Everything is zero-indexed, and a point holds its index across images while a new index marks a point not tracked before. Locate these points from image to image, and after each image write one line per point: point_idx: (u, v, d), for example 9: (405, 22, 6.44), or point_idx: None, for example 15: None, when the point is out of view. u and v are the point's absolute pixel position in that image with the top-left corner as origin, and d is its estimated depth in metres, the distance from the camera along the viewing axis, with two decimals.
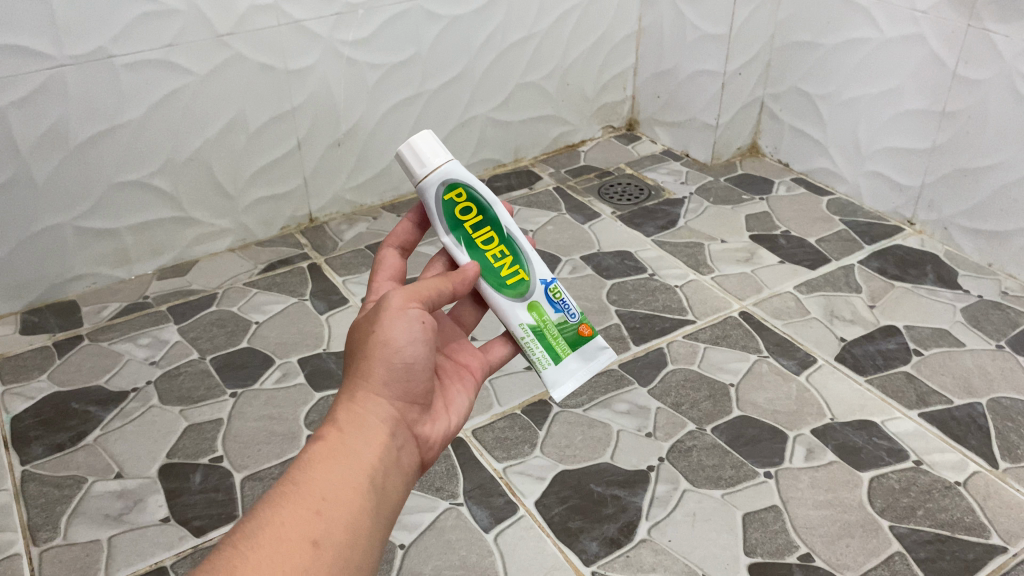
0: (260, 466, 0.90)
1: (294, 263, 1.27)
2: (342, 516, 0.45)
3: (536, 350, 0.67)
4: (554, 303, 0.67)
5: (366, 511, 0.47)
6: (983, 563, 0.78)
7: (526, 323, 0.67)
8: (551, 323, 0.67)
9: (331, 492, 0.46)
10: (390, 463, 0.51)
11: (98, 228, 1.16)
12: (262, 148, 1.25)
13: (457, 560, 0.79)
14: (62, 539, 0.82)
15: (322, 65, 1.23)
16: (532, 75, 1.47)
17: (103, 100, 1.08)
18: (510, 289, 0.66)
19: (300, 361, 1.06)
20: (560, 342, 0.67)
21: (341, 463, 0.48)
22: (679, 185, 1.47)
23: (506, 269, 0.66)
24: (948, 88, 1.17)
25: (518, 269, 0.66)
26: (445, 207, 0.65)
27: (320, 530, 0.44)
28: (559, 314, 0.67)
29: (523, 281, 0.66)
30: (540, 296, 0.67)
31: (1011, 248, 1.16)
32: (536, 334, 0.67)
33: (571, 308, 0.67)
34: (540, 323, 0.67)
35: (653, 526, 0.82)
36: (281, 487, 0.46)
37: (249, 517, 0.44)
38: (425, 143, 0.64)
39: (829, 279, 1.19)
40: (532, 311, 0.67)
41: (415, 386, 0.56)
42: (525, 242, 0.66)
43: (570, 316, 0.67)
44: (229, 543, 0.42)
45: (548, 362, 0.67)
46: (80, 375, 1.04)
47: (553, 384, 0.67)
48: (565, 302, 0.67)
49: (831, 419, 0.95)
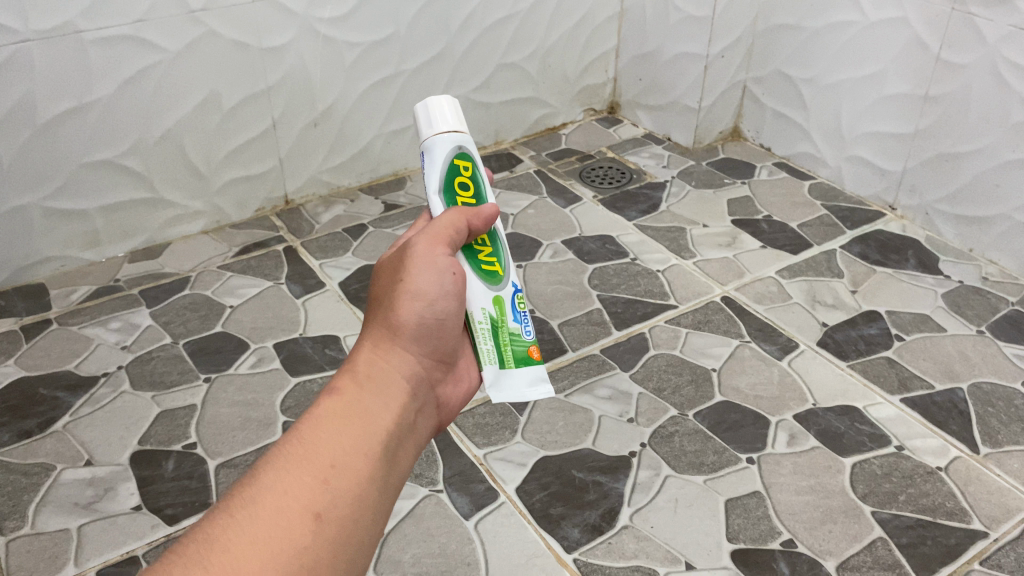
0: (234, 453, 0.88)
1: (269, 246, 1.24)
2: (351, 487, 0.43)
3: (485, 342, 0.58)
4: (516, 310, 0.60)
5: (376, 482, 0.44)
6: (964, 549, 0.78)
7: (485, 312, 0.58)
8: (507, 328, 0.59)
9: (347, 454, 0.44)
10: (407, 426, 0.49)
11: (67, 209, 1.13)
12: (237, 127, 1.22)
13: (437, 548, 0.78)
14: (29, 528, 0.80)
15: (298, 44, 1.20)
16: (513, 56, 1.45)
17: (70, 76, 1.04)
18: (483, 274, 0.59)
19: (277, 346, 1.04)
20: (509, 349, 0.59)
21: (359, 419, 0.46)
22: (660, 169, 1.46)
23: (482, 254, 0.59)
24: (931, 72, 1.17)
25: (494, 261, 0.60)
26: (448, 169, 0.61)
27: (325, 501, 0.42)
28: (517, 324, 0.60)
29: (496, 273, 0.60)
30: (507, 295, 0.60)
31: (992, 233, 1.16)
32: (491, 327, 0.59)
33: (528, 324, 0.60)
34: (499, 320, 0.59)
35: (636, 512, 0.81)
36: (288, 448, 0.43)
37: (250, 480, 0.42)
38: (443, 106, 0.62)
39: (811, 264, 1.18)
40: (496, 304, 0.59)
41: (440, 345, 0.54)
42: (500, 235, 0.61)
43: (524, 331, 0.60)
44: (225, 510, 0.40)
45: (490, 360, 0.58)
46: (48, 361, 1.01)
47: (490, 385, 0.58)
48: (525, 316, 0.60)
49: (814, 404, 0.94)
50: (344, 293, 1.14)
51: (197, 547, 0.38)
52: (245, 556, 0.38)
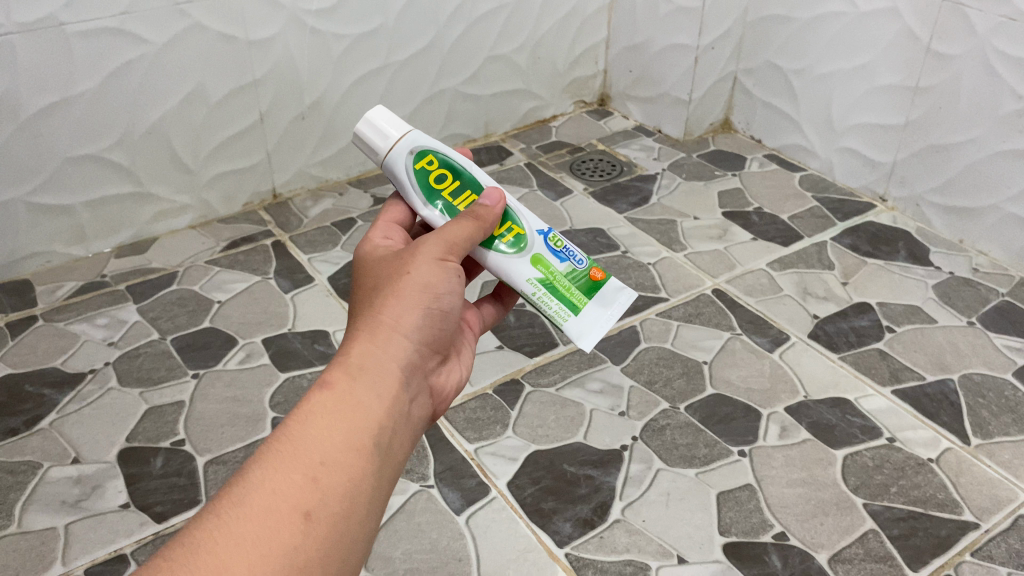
0: (223, 449, 0.88)
1: (257, 240, 1.23)
2: (342, 485, 0.42)
3: (552, 305, 0.61)
4: (557, 252, 0.62)
5: (369, 477, 0.44)
6: (955, 540, 0.78)
7: (533, 278, 0.61)
8: (561, 275, 0.61)
9: (339, 448, 0.44)
10: (403, 417, 0.49)
11: (52, 204, 1.12)
12: (224, 121, 1.21)
13: (427, 544, 0.77)
14: (16, 526, 0.79)
15: (285, 36, 1.19)
16: (502, 48, 1.44)
17: (54, 70, 1.03)
18: (509, 250, 0.61)
19: (265, 342, 1.03)
20: (574, 292, 0.62)
21: (355, 412, 0.46)
22: (651, 161, 1.46)
23: (498, 230, 0.61)
24: (921, 63, 1.16)
25: (511, 226, 0.62)
26: (418, 179, 0.61)
27: (315, 500, 0.41)
28: (565, 263, 0.62)
29: (519, 236, 0.62)
30: (541, 248, 0.62)
31: (982, 225, 1.16)
32: (547, 288, 0.61)
33: (576, 255, 0.62)
34: (549, 276, 0.61)
35: (627, 506, 0.81)
36: (278, 444, 0.43)
37: (239, 476, 0.41)
38: (375, 125, 0.62)
39: (802, 256, 1.18)
40: (537, 264, 0.61)
41: (438, 336, 0.54)
42: (511, 201, 0.62)
43: (577, 263, 0.62)
44: (213, 511, 0.39)
45: (566, 315, 0.61)
46: (34, 358, 1.00)
47: (576, 337, 0.61)
48: (569, 250, 0.62)
49: (805, 397, 0.94)
50: (333, 288, 1.13)
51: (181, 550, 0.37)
52: (231, 560, 0.37)
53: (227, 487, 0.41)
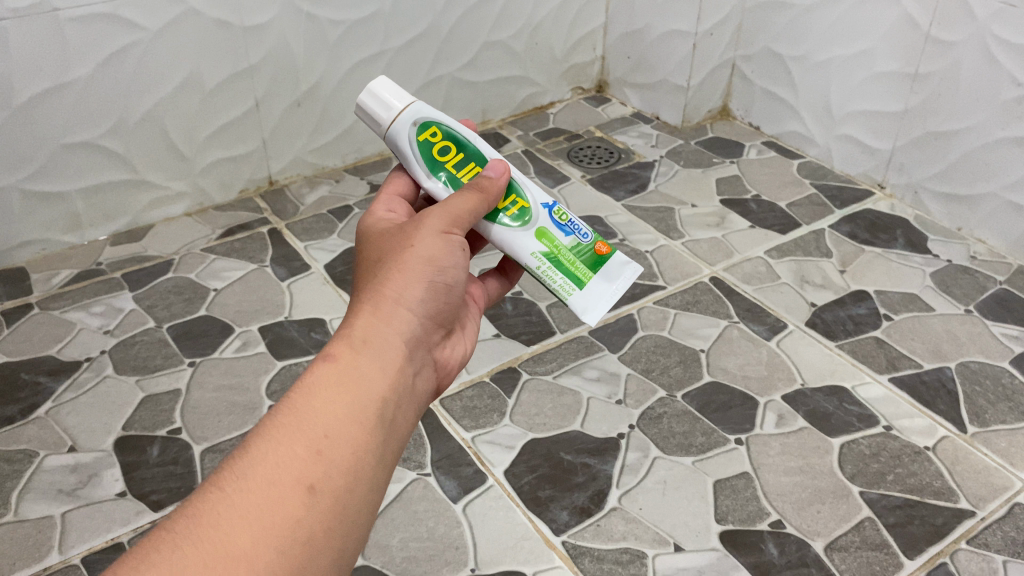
0: (220, 438, 0.87)
1: (253, 228, 1.23)
2: (345, 457, 0.42)
3: (557, 279, 0.61)
4: (562, 226, 0.61)
5: (372, 449, 0.44)
6: (951, 528, 0.78)
7: (538, 253, 0.61)
8: (566, 248, 0.61)
9: (342, 419, 0.43)
10: (406, 390, 0.48)
11: (47, 192, 1.11)
12: (220, 108, 1.20)
13: (424, 532, 0.77)
14: (12, 515, 0.79)
15: (280, 22, 1.18)
16: (500, 35, 1.43)
17: (47, 56, 1.02)
18: (514, 222, 0.60)
19: (262, 330, 1.02)
20: (579, 265, 0.62)
21: (358, 385, 0.45)
22: (649, 148, 1.45)
23: (503, 202, 0.61)
24: (920, 49, 1.16)
25: (516, 199, 0.61)
26: (421, 151, 0.61)
27: (319, 472, 0.41)
28: (570, 237, 0.61)
29: (524, 210, 0.61)
30: (546, 221, 0.61)
31: (980, 212, 1.16)
32: (552, 262, 0.61)
33: (581, 228, 0.62)
34: (554, 250, 0.61)
35: (624, 495, 0.81)
36: (279, 417, 0.42)
37: (242, 449, 0.41)
38: (379, 95, 0.61)
39: (800, 244, 1.18)
40: (542, 238, 0.61)
41: (441, 310, 0.53)
42: (515, 173, 0.62)
43: (582, 237, 0.62)
44: (214, 484, 0.39)
45: (571, 289, 0.62)
46: (30, 346, 1.00)
47: (582, 311, 0.62)
48: (573, 224, 0.62)
49: (802, 384, 0.94)
50: (329, 275, 1.12)
51: (184, 523, 0.37)
52: (234, 533, 0.37)
53: (230, 460, 0.40)
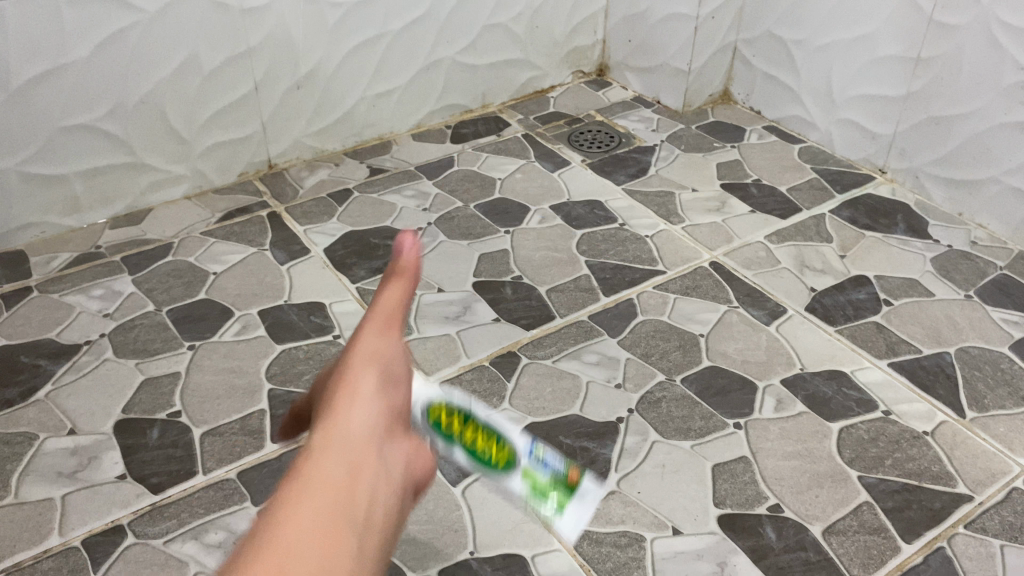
0: (219, 421, 0.88)
1: (253, 211, 1.23)
2: (340, 519, 0.39)
3: (543, 503, 0.70)
4: (541, 462, 0.69)
5: (366, 511, 0.41)
6: (949, 512, 0.78)
7: (525, 492, 0.68)
8: (547, 483, 0.69)
9: (324, 494, 0.40)
10: (391, 467, 0.46)
11: (46, 174, 1.11)
12: (219, 91, 1.19)
13: (423, 514, 0.78)
14: (13, 497, 0.79)
15: (279, 3, 1.17)
16: (500, 17, 1.42)
17: (45, 38, 1.02)
18: (503, 469, 0.67)
19: (261, 313, 1.02)
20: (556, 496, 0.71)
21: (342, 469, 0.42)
22: (649, 132, 1.44)
23: (493, 458, 0.66)
24: (923, 33, 1.15)
25: (502, 449, 0.67)
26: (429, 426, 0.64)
27: (319, 537, 0.37)
28: (548, 471, 0.69)
29: (509, 459, 0.67)
30: (528, 458, 0.68)
31: (981, 197, 1.16)
32: (538, 499, 0.69)
33: (553, 462, 0.71)
34: (539, 491, 0.68)
35: (623, 478, 0.81)
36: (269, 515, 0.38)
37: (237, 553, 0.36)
38: None
39: (800, 229, 1.18)
40: (527, 478, 0.67)
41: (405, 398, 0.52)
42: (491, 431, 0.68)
43: (555, 470, 0.71)
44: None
45: (554, 504, 0.71)
46: (29, 329, 1.00)
47: (561, 536, 0.75)
48: (548, 459, 0.70)
49: (801, 369, 0.94)
50: (329, 259, 1.12)
51: None
52: None
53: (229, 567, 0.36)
